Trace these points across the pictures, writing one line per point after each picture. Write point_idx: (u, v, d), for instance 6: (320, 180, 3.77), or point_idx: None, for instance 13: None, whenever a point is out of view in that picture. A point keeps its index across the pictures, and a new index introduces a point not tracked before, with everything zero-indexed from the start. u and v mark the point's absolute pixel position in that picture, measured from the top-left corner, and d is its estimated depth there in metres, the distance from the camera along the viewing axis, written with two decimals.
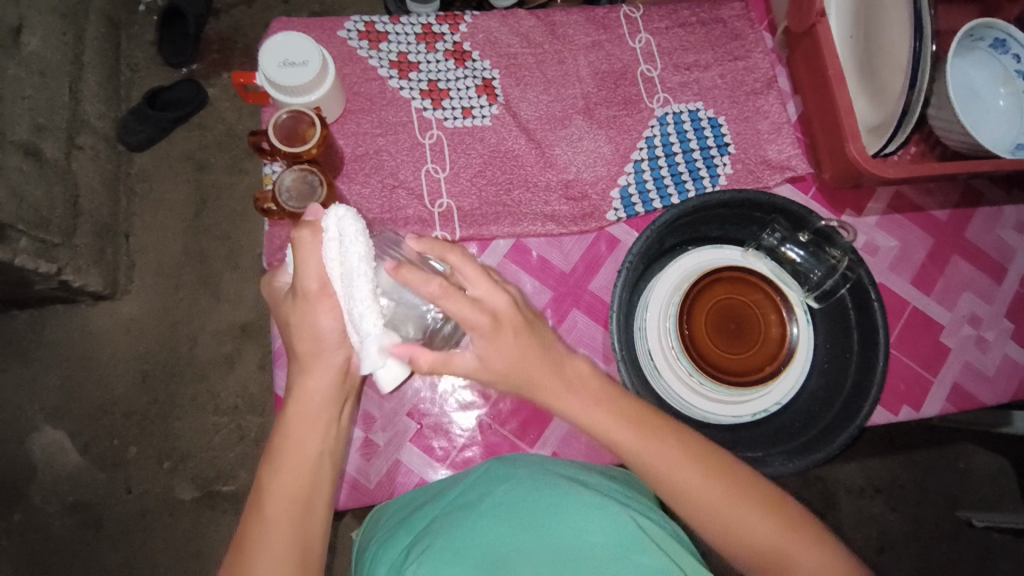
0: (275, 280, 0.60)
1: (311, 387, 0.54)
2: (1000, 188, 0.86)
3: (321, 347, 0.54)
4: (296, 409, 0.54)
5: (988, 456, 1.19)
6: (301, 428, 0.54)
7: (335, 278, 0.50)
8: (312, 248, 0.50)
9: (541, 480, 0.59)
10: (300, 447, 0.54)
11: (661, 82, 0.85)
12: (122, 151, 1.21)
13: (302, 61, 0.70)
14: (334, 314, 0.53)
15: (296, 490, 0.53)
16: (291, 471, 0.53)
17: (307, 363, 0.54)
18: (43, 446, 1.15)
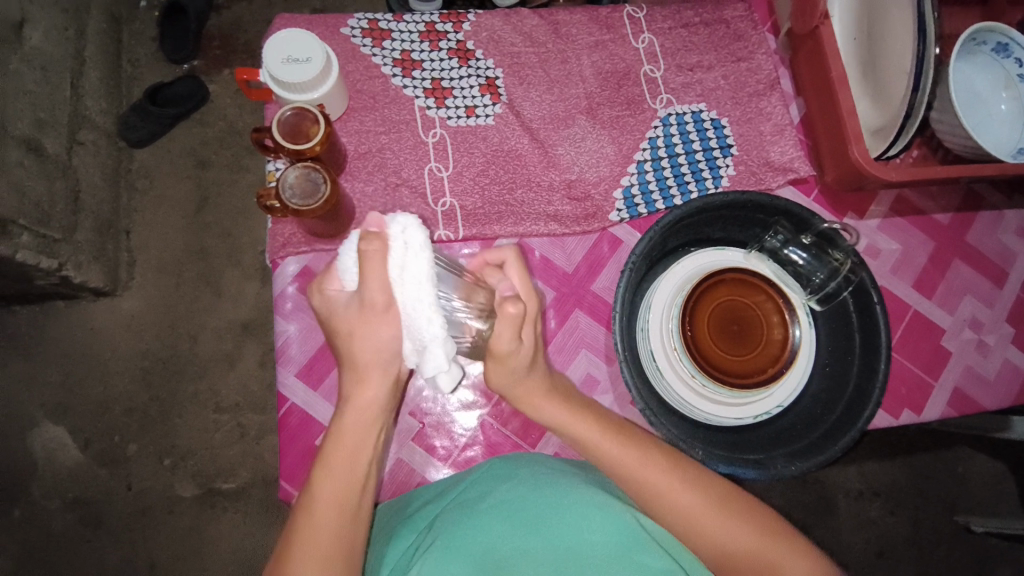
0: (324, 286, 0.54)
1: (364, 397, 0.55)
2: (1002, 191, 0.86)
3: (378, 357, 0.53)
4: (348, 417, 0.55)
5: (986, 459, 1.19)
6: (353, 436, 0.55)
7: (398, 287, 0.48)
8: (376, 259, 0.47)
9: (545, 480, 0.59)
10: (349, 454, 0.55)
11: (664, 83, 0.85)
12: (123, 147, 1.21)
13: (305, 58, 0.69)
14: (394, 324, 0.51)
15: (345, 494, 0.54)
16: (339, 477, 0.54)
17: (362, 374, 0.54)
18: (43, 442, 1.15)
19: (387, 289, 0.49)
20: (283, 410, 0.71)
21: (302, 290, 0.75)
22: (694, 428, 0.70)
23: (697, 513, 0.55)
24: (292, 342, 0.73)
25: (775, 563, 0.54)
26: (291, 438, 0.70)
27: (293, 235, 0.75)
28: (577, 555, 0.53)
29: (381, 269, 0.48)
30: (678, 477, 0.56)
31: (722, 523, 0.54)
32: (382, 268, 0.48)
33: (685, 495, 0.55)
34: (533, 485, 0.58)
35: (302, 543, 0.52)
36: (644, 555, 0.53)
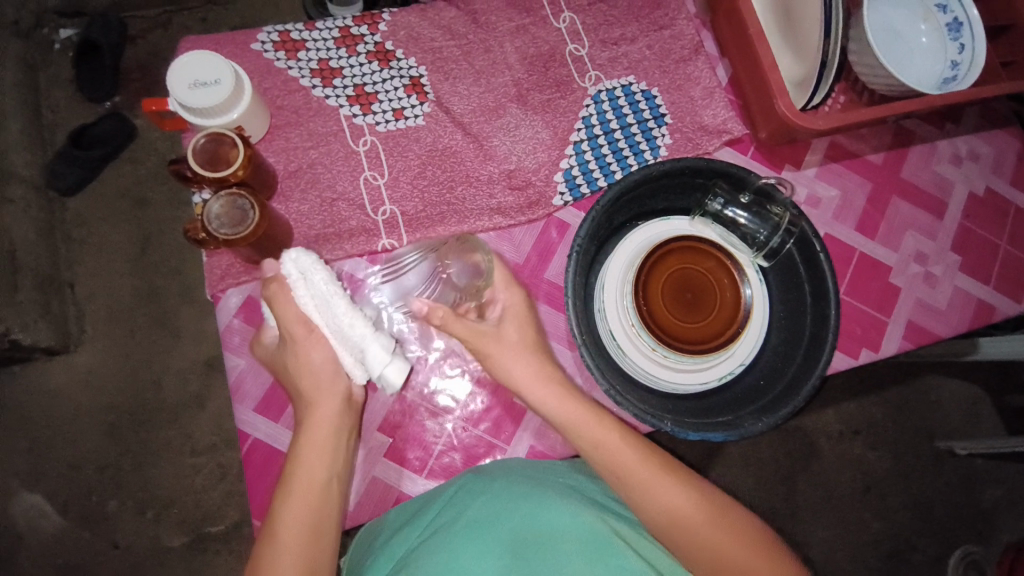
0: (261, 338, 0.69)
1: (319, 416, 0.62)
2: (931, 123, 0.88)
3: (324, 384, 0.62)
4: (311, 440, 0.62)
5: (955, 382, 1.23)
6: (310, 458, 0.61)
7: (311, 313, 0.60)
8: (283, 296, 0.60)
9: (516, 489, 0.60)
10: (311, 472, 0.60)
11: (591, 61, 0.84)
12: (54, 197, 1.15)
13: (214, 80, 0.67)
14: (323, 344, 0.62)
15: (309, 512, 0.59)
16: (303, 495, 0.60)
17: (310, 397, 0.63)
18: (18, 513, 1.10)
19: (305, 320, 0.61)
20: (245, 448, 0.70)
21: (249, 321, 0.72)
22: (663, 399, 0.70)
23: (667, 515, 0.57)
24: (245, 377, 0.71)
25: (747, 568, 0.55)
26: (259, 474, 0.69)
27: (231, 266, 0.73)
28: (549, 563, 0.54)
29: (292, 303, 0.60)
30: (646, 483, 0.58)
31: (689, 525, 0.56)
32: (289, 300, 0.60)
33: (656, 498, 0.57)
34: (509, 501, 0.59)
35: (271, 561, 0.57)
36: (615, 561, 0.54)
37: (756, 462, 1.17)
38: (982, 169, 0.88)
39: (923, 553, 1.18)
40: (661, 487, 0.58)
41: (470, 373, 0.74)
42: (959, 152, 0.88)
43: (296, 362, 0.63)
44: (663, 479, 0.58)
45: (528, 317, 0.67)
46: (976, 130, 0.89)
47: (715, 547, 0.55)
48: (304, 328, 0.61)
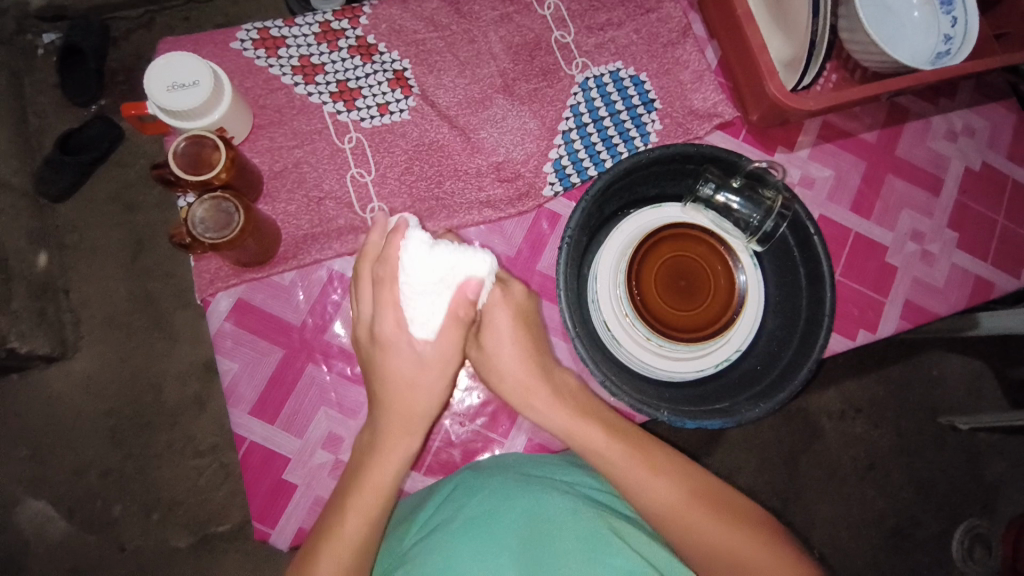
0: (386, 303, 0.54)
1: (394, 450, 0.57)
2: (925, 99, 0.86)
3: (428, 397, 0.57)
4: (372, 473, 0.57)
5: (957, 359, 1.22)
6: (375, 494, 0.56)
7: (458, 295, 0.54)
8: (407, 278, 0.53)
9: (516, 486, 0.59)
10: (367, 507, 0.56)
11: (577, 47, 0.82)
12: (44, 204, 1.14)
13: (192, 82, 0.65)
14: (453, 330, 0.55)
15: (361, 545, 0.55)
16: (360, 527, 0.55)
17: (396, 424, 0.58)
18: (25, 521, 1.10)
19: (453, 320, 0.55)
20: (242, 451, 0.70)
21: (240, 324, 0.72)
22: (659, 388, 0.70)
23: (660, 504, 0.56)
24: (239, 380, 0.71)
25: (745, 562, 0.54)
26: (257, 477, 0.69)
27: (220, 269, 0.72)
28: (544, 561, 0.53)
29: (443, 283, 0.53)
30: (639, 474, 0.57)
31: (684, 514, 0.56)
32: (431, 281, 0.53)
33: (649, 488, 0.57)
34: (503, 499, 0.58)
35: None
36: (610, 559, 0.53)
37: (759, 445, 1.17)
38: (979, 144, 0.87)
39: (928, 528, 1.18)
40: (653, 477, 0.57)
41: (465, 369, 0.74)
42: (955, 127, 0.86)
43: (410, 372, 0.56)
44: (658, 475, 0.57)
45: (525, 318, 0.62)
46: (972, 104, 0.87)
47: (712, 537, 0.55)
48: (452, 332, 0.55)
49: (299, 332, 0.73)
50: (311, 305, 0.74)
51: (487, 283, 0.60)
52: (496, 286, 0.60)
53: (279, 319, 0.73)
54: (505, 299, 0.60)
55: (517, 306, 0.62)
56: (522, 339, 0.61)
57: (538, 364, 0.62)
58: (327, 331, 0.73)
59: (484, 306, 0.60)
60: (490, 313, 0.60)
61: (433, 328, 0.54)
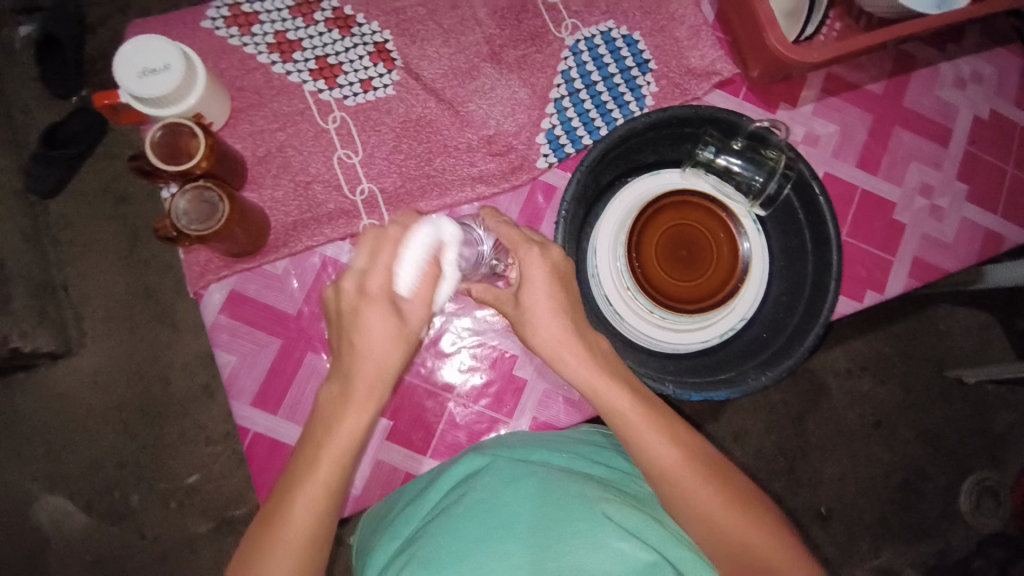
0: (344, 279, 0.51)
1: (341, 427, 0.49)
2: (933, 45, 0.82)
3: (381, 367, 0.50)
4: (325, 455, 0.49)
5: (966, 313, 1.21)
6: (324, 479, 0.49)
7: (422, 277, 0.52)
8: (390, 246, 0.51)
9: (519, 470, 0.59)
10: (316, 493, 0.48)
11: (566, 8, 0.78)
12: (34, 201, 1.11)
13: (162, 65, 0.62)
14: (417, 312, 0.52)
15: (311, 533, 0.48)
16: (313, 507, 0.48)
17: (357, 397, 0.50)
18: (46, 513, 1.12)
19: (430, 275, 0.52)
20: (247, 442, 0.69)
21: (236, 317, 0.71)
22: (664, 360, 0.69)
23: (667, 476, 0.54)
24: (239, 372, 0.70)
25: (749, 547, 0.52)
26: (263, 467, 0.69)
27: (211, 261, 0.71)
28: (546, 540, 0.52)
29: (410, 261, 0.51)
30: (647, 443, 0.54)
31: (690, 490, 0.53)
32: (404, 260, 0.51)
33: (661, 460, 0.54)
34: (505, 483, 0.57)
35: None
36: (614, 538, 0.52)
37: (767, 407, 1.17)
38: (988, 90, 0.83)
39: (936, 481, 1.19)
40: (666, 446, 0.54)
41: (466, 351, 0.73)
42: (963, 74, 0.82)
43: (389, 332, 0.50)
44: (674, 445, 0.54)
45: (564, 281, 0.57)
46: (981, 48, 0.83)
47: (714, 514, 0.53)
48: (429, 289, 0.52)
49: (296, 321, 0.72)
50: (306, 293, 0.72)
51: (527, 246, 0.56)
52: (537, 248, 0.56)
53: (275, 309, 0.72)
54: (544, 257, 0.56)
55: (555, 269, 0.57)
56: (559, 300, 0.56)
57: (570, 319, 0.56)
58: (323, 319, 0.72)
59: (522, 264, 0.56)
60: (526, 270, 0.56)
61: (412, 283, 0.51)
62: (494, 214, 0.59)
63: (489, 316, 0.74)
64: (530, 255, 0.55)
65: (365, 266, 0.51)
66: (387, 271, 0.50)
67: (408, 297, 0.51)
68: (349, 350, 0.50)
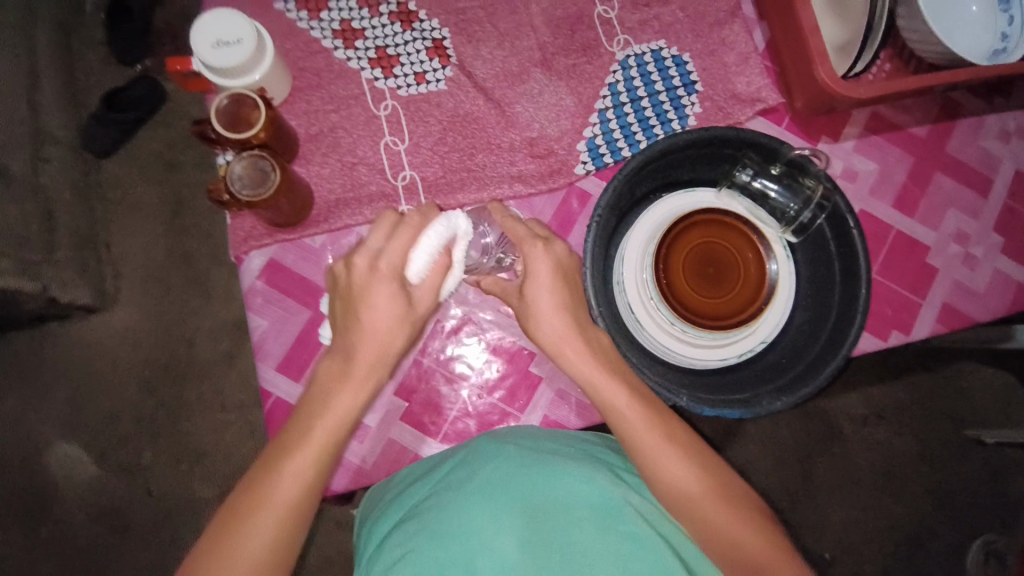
0: (351, 256, 0.54)
1: (336, 402, 0.52)
2: (982, 96, 0.82)
3: (381, 341, 0.54)
4: (320, 426, 0.52)
5: (991, 371, 1.18)
6: (316, 449, 0.51)
7: (428, 265, 0.55)
8: (407, 234, 0.54)
9: (530, 456, 0.60)
10: (307, 468, 0.50)
11: (620, 23, 0.80)
12: (90, 158, 1.16)
13: (235, 39, 0.66)
14: (428, 294, 0.56)
15: (301, 504, 0.50)
16: (300, 482, 0.50)
17: (356, 375, 0.53)
18: (59, 459, 1.16)
19: (441, 265, 0.56)
20: (267, 405, 0.72)
21: (271, 283, 0.74)
22: (679, 374, 0.69)
23: (672, 489, 0.54)
24: (267, 337, 0.73)
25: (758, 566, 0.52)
26: (280, 431, 0.71)
27: (254, 228, 0.74)
28: (558, 522, 0.54)
29: (425, 247, 0.55)
30: (653, 455, 0.55)
31: (696, 504, 0.53)
32: (415, 247, 0.54)
33: (669, 472, 0.54)
34: (516, 466, 0.59)
35: (238, 547, 0.48)
36: (624, 524, 0.54)
37: (778, 442, 1.15)
38: None
39: (943, 540, 1.16)
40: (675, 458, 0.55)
41: (486, 342, 0.75)
42: (1008, 127, 0.82)
43: (395, 311, 0.53)
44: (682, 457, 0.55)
45: (566, 276, 0.60)
46: None
47: (716, 527, 0.53)
48: (438, 278, 0.56)
49: (327, 295, 0.74)
50: None
51: (531, 241, 0.60)
52: (540, 243, 0.59)
53: (308, 281, 0.74)
54: (547, 252, 0.59)
55: (558, 262, 0.60)
56: (561, 293, 0.59)
57: (570, 316, 0.59)
58: None
59: (526, 258, 0.60)
60: (531, 263, 0.59)
61: (423, 270, 0.55)
62: (500, 207, 0.64)
63: (513, 311, 0.75)
64: (535, 250, 0.59)
65: (382, 245, 0.54)
66: (403, 252, 0.54)
67: (417, 282, 0.55)
68: (354, 326, 0.53)
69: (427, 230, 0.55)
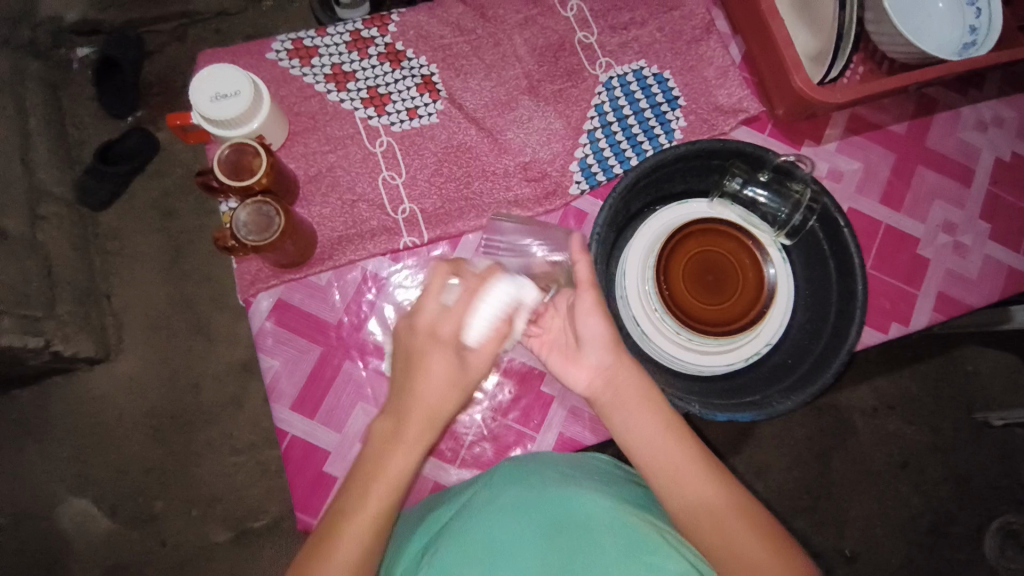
0: (414, 316, 0.55)
1: (392, 463, 0.52)
2: (954, 89, 0.85)
3: (437, 408, 0.53)
4: (376, 489, 0.52)
5: (993, 353, 1.20)
6: (378, 511, 0.51)
7: (487, 328, 0.54)
8: (471, 297, 0.54)
9: (556, 484, 0.60)
10: (366, 524, 0.51)
11: (601, 47, 0.83)
12: (87, 213, 1.17)
13: (233, 91, 0.69)
14: (484, 357, 0.55)
15: (364, 561, 0.51)
16: (357, 544, 0.51)
17: (408, 439, 0.53)
18: (70, 517, 1.15)
19: (500, 332, 0.55)
20: (284, 445, 0.72)
21: (281, 323, 0.75)
22: (688, 381, 0.71)
23: (704, 510, 0.55)
24: (280, 376, 0.74)
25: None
26: (299, 470, 0.71)
27: (261, 271, 0.76)
28: (585, 555, 0.55)
29: (484, 310, 0.54)
30: (675, 475, 0.56)
31: (713, 516, 0.54)
32: (476, 312, 0.54)
33: (688, 488, 0.56)
34: (542, 492, 0.59)
35: None
36: (652, 556, 0.54)
37: (789, 442, 1.16)
38: (1008, 134, 0.85)
39: (964, 526, 1.16)
40: (692, 471, 0.56)
41: (496, 365, 0.76)
42: (984, 118, 0.85)
43: (449, 376, 0.53)
44: (697, 472, 0.56)
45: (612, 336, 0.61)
46: (1001, 94, 0.86)
47: (732, 541, 0.54)
48: (495, 342, 0.55)
49: (336, 331, 0.75)
50: (347, 304, 0.76)
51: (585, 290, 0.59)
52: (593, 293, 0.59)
53: (317, 318, 0.75)
54: (596, 305, 0.59)
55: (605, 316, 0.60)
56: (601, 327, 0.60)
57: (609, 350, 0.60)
58: (362, 328, 0.76)
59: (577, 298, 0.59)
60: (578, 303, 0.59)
61: (482, 336, 0.54)
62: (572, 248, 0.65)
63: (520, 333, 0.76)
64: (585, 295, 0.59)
65: (441, 308, 0.54)
66: (463, 315, 0.54)
67: (475, 347, 0.54)
68: (409, 386, 0.54)
69: (490, 296, 0.54)
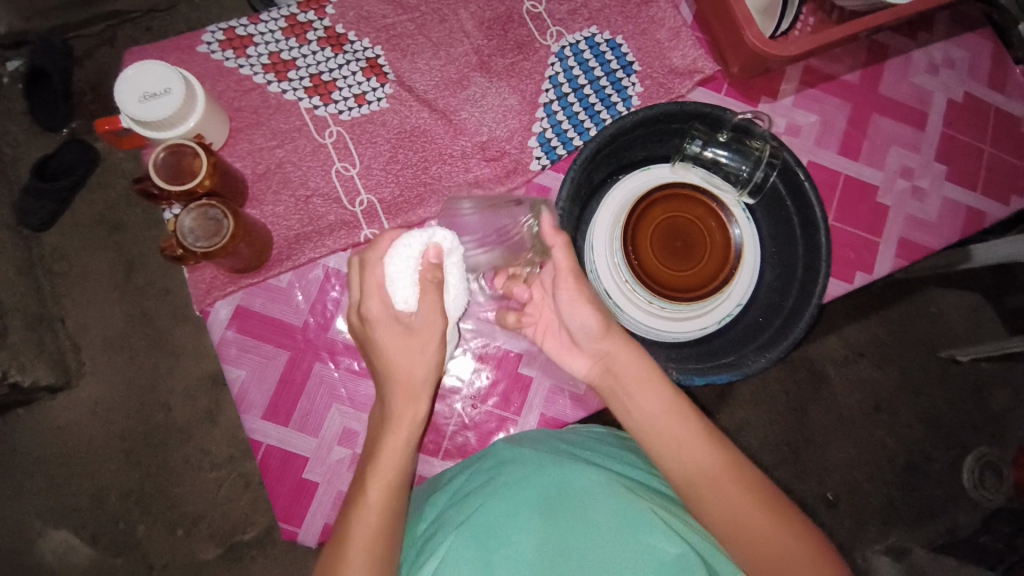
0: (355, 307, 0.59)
1: (391, 441, 0.57)
2: (904, 34, 0.85)
3: (403, 372, 0.56)
4: (382, 465, 0.56)
5: (956, 293, 1.23)
6: (383, 485, 0.56)
7: (410, 287, 0.55)
8: (375, 267, 0.56)
9: (551, 460, 0.60)
10: (376, 503, 0.55)
11: (550, 16, 0.81)
12: (28, 234, 1.10)
13: (163, 89, 0.64)
14: (429, 309, 0.55)
15: (382, 539, 0.54)
16: (371, 523, 0.54)
17: (394, 411, 0.57)
18: (48, 551, 1.10)
19: (427, 282, 0.55)
20: (260, 455, 0.70)
21: (243, 331, 0.72)
22: (664, 350, 0.71)
23: (696, 473, 0.56)
24: (248, 386, 0.71)
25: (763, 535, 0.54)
26: (278, 479, 0.69)
27: (216, 278, 0.72)
28: (579, 527, 0.54)
29: (391, 270, 0.56)
30: (665, 440, 0.57)
31: (706, 478, 0.55)
32: (387, 275, 0.56)
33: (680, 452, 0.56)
34: (536, 468, 0.59)
35: None
36: (648, 533, 0.53)
37: (769, 398, 1.18)
38: (959, 75, 0.86)
39: (937, 461, 1.20)
40: (683, 436, 0.57)
41: (472, 353, 0.74)
42: (935, 61, 0.86)
43: (402, 344, 0.56)
44: (689, 435, 0.57)
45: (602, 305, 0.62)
46: (950, 35, 0.86)
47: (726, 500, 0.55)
48: (428, 295, 0.55)
49: (303, 333, 0.73)
50: (311, 305, 0.73)
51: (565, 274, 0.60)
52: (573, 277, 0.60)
53: (282, 322, 0.73)
54: (579, 290, 0.60)
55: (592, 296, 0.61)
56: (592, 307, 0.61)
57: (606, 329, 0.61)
58: (329, 328, 0.73)
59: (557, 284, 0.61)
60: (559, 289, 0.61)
61: (410, 297, 0.55)
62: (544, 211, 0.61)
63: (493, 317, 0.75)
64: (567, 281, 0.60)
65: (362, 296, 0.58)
66: (382, 293, 0.56)
67: (409, 309, 0.56)
68: (379, 365, 0.58)
69: (393, 259, 0.55)
